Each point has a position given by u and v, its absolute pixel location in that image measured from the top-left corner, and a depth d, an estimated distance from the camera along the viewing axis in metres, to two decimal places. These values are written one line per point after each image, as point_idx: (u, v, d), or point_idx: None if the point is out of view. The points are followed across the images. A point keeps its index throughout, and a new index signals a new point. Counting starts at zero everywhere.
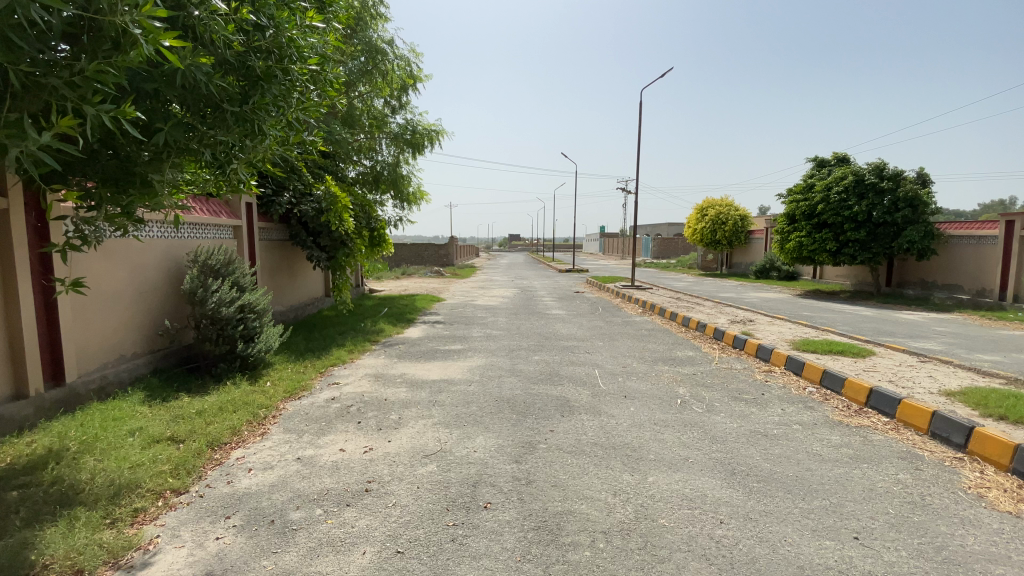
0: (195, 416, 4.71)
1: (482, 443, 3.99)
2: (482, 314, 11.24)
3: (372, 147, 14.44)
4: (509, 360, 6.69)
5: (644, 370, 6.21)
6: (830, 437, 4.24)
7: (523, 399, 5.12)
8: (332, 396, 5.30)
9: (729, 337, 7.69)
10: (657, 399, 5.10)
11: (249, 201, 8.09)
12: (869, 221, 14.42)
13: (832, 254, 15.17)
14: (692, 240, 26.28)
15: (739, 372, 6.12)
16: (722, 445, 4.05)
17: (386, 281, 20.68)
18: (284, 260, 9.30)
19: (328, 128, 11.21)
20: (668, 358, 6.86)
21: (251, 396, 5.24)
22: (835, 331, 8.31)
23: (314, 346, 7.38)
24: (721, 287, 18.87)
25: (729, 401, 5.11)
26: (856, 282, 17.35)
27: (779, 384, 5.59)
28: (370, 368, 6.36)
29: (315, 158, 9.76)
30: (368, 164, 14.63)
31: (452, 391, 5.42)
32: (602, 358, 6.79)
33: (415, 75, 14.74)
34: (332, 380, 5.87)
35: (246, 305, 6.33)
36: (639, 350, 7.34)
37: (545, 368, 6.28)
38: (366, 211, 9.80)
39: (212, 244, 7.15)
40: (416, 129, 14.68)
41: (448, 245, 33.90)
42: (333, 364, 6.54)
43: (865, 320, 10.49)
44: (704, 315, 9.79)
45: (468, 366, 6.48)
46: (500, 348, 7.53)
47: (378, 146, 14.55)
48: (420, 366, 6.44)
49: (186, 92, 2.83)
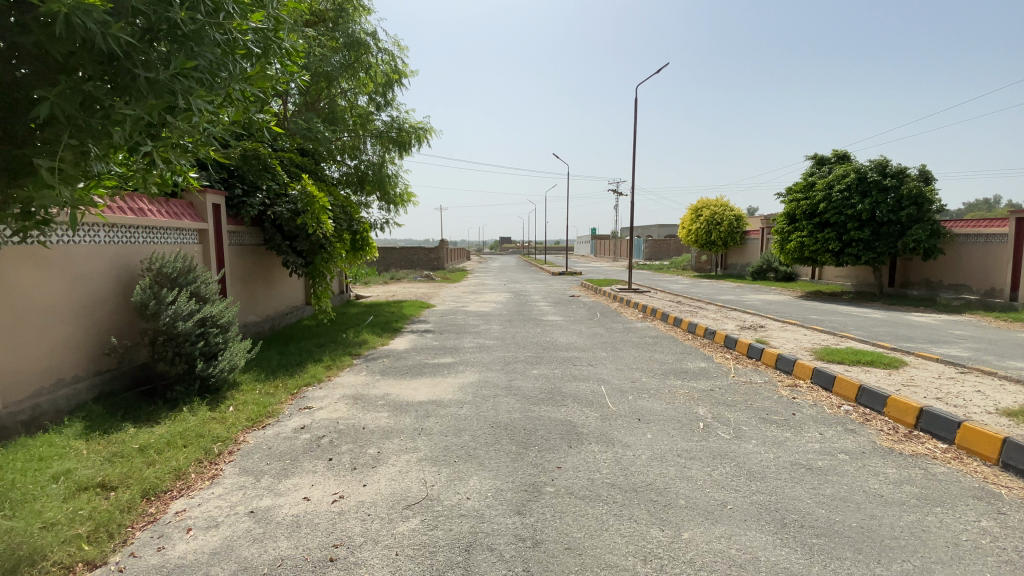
0: (136, 454, 3.99)
1: (476, 487, 3.31)
2: (474, 321, 10.54)
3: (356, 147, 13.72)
4: (505, 376, 6.01)
5: (655, 386, 5.56)
6: (886, 471, 3.61)
7: (522, 424, 4.44)
8: (302, 424, 4.59)
9: (742, 346, 7.07)
10: (676, 422, 4.45)
11: (216, 202, 7.33)
12: (873, 220, 13.93)
13: (835, 255, 14.66)
14: (687, 241, 25.82)
15: (761, 387, 5.50)
16: (762, 482, 3.40)
17: (373, 286, 19.90)
18: (258, 266, 8.57)
19: (306, 124, 10.48)
20: (680, 370, 6.22)
21: (206, 428, 4.52)
22: (855, 338, 7.72)
23: (288, 363, 6.65)
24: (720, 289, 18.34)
25: (759, 424, 4.47)
26: (857, 282, 16.91)
27: (810, 402, 4.98)
28: (349, 389, 5.65)
29: (291, 156, 9.02)
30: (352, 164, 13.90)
31: (440, 415, 4.72)
32: (607, 372, 6.14)
33: (400, 70, 14.10)
34: (303, 404, 5.16)
35: (207, 319, 5.58)
36: (647, 361, 6.69)
37: (546, 385, 5.61)
38: (348, 212, 9.09)
39: (171, 249, 6.39)
40: (402, 127, 14.00)
41: (438, 248, 33.17)
42: (306, 385, 5.83)
43: (878, 324, 9.96)
44: (710, 320, 9.19)
45: (459, 383, 5.80)
46: (494, 361, 6.85)
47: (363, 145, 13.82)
48: (405, 385, 5.74)
49: (82, 50, 2.24)
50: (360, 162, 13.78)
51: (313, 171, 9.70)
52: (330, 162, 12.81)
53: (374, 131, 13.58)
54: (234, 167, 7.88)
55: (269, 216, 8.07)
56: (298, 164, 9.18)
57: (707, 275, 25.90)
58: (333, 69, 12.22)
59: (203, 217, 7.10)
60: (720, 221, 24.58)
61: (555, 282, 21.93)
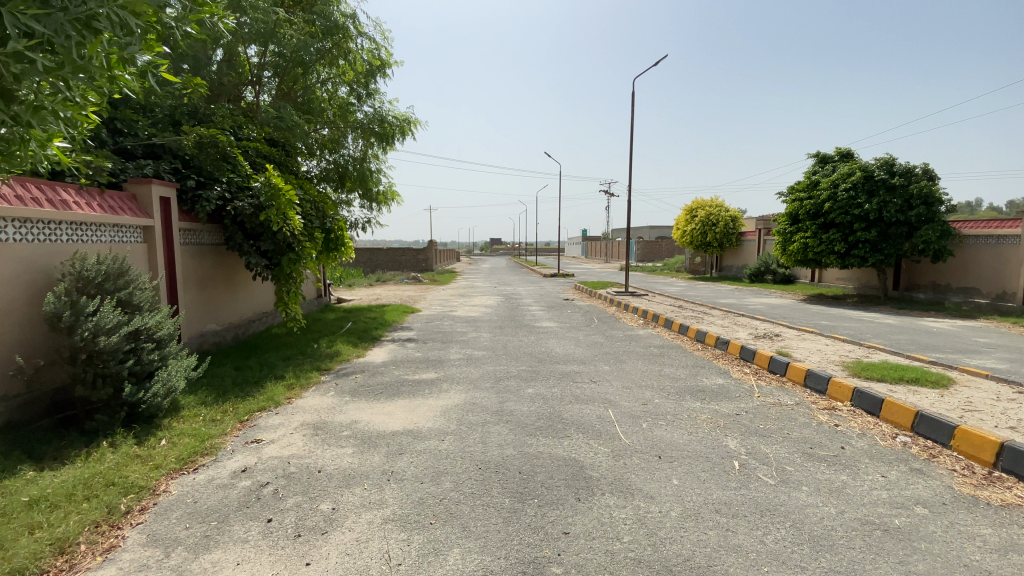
0: (21, 510, 3.07)
1: (455, 569, 2.46)
2: (461, 328, 9.67)
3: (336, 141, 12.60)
4: (495, 397, 5.17)
5: (672, 410, 4.75)
6: (980, 533, 2.83)
7: (516, 465, 3.60)
8: (241, 467, 3.70)
9: (762, 359, 6.30)
10: (705, 462, 3.64)
11: (163, 194, 6.43)
12: (880, 220, 13.26)
13: (840, 257, 13.97)
14: (682, 242, 25.19)
15: (795, 412, 4.72)
16: (833, 554, 2.59)
17: (358, 289, 18.95)
18: (219, 268, 7.71)
19: (277, 113, 9.58)
20: (696, 389, 5.43)
21: (123, 472, 3.63)
22: (882, 348, 6.97)
23: (243, 382, 5.74)
24: (718, 292, 17.66)
25: (805, 463, 3.68)
26: (860, 285, 16.31)
27: (857, 432, 4.22)
28: (308, 416, 4.75)
29: (257, 146, 8.13)
30: (330, 159, 12.85)
31: (417, 452, 3.86)
32: (614, 391, 5.33)
33: (383, 59, 13.23)
34: (250, 437, 4.27)
35: (139, 332, 4.69)
36: (657, 378, 5.89)
37: (544, 409, 4.77)
38: (321, 209, 8.18)
39: (105, 249, 5.47)
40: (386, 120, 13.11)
41: (427, 249, 32.27)
42: (259, 410, 4.93)
43: (897, 331, 9.25)
44: (718, 327, 8.42)
45: (441, 406, 4.94)
46: (484, 377, 6.00)
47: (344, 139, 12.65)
48: (377, 410, 4.86)
49: None
50: (340, 157, 12.82)
51: (285, 165, 8.80)
52: (306, 156, 11.88)
53: (355, 124, 12.63)
54: (189, 156, 7.00)
55: (228, 213, 7.20)
56: (266, 156, 8.28)
57: (702, 277, 25.23)
58: (310, 55, 11.33)
59: (149, 213, 6.20)
60: (716, 221, 23.91)
61: (548, 284, 21.14)
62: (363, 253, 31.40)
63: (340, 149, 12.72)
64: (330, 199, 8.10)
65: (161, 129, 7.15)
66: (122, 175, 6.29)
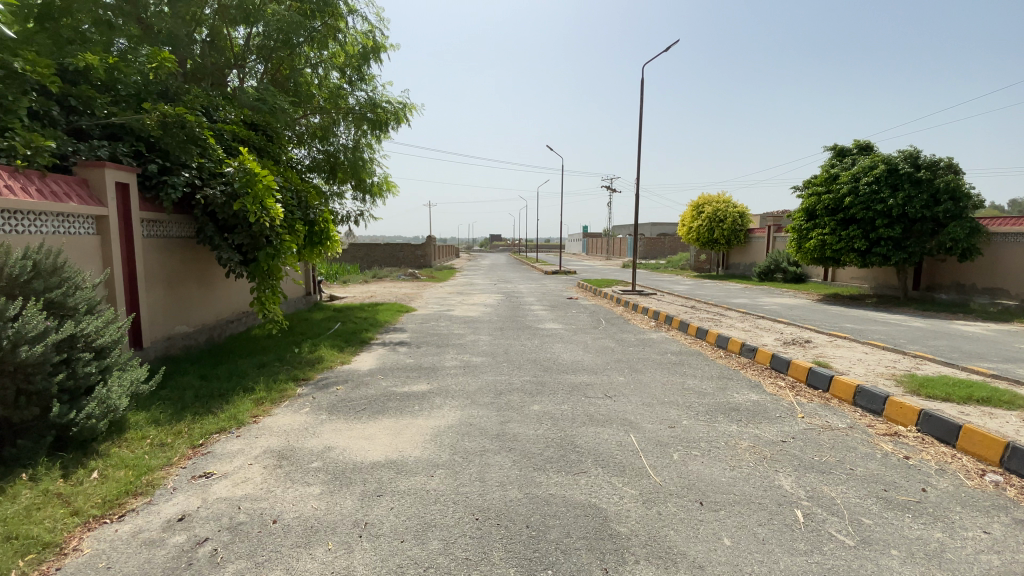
0: None
1: None
2: (458, 330, 8.93)
3: (328, 131, 11.78)
4: (495, 416, 4.43)
5: (706, 436, 4.02)
6: None
7: (522, 514, 2.86)
8: (177, 515, 2.94)
9: (797, 370, 5.57)
10: (760, 512, 2.90)
11: (120, 179, 5.68)
12: (904, 216, 12.49)
13: (859, 255, 13.20)
14: (687, 239, 24.42)
15: (852, 439, 3.98)
16: None
17: (351, 286, 18.19)
18: (189, 263, 7.00)
19: (259, 95, 8.80)
20: (729, 407, 4.69)
21: (30, 515, 2.87)
22: (929, 357, 6.23)
23: (205, 397, 5.00)
24: (728, 291, 16.92)
25: (885, 515, 2.94)
26: (876, 285, 15.59)
27: (936, 471, 3.49)
28: (274, 441, 4.01)
29: (233, 129, 7.34)
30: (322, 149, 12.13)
31: (399, 494, 3.13)
32: (633, 409, 4.59)
33: (378, 43, 12.46)
34: (200, 470, 3.54)
35: (74, 339, 3.93)
36: (682, 392, 5.15)
37: (553, 433, 4.03)
38: (304, 199, 7.39)
39: (47, 241, 4.71)
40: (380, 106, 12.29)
41: (426, 245, 31.47)
42: (218, 432, 4.19)
43: (932, 336, 8.52)
44: (740, 331, 7.68)
45: (432, 428, 4.21)
46: (482, 389, 5.27)
47: (336, 127, 11.83)
48: (356, 433, 4.12)
49: None
50: (331, 146, 12.08)
51: (266, 152, 8.01)
52: (294, 144, 11.08)
53: (348, 109, 11.70)
54: (153, 137, 6.22)
55: (198, 201, 6.44)
56: (244, 140, 7.49)
57: (708, 275, 24.49)
58: (298, 36, 10.57)
59: (102, 200, 5.46)
60: (723, 218, 23.11)
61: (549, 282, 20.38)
62: (360, 248, 30.61)
63: (332, 137, 11.89)
64: (314, 188, 7.35)
65: (123, 108, 6.40)
66: (73, 157, 5.53)
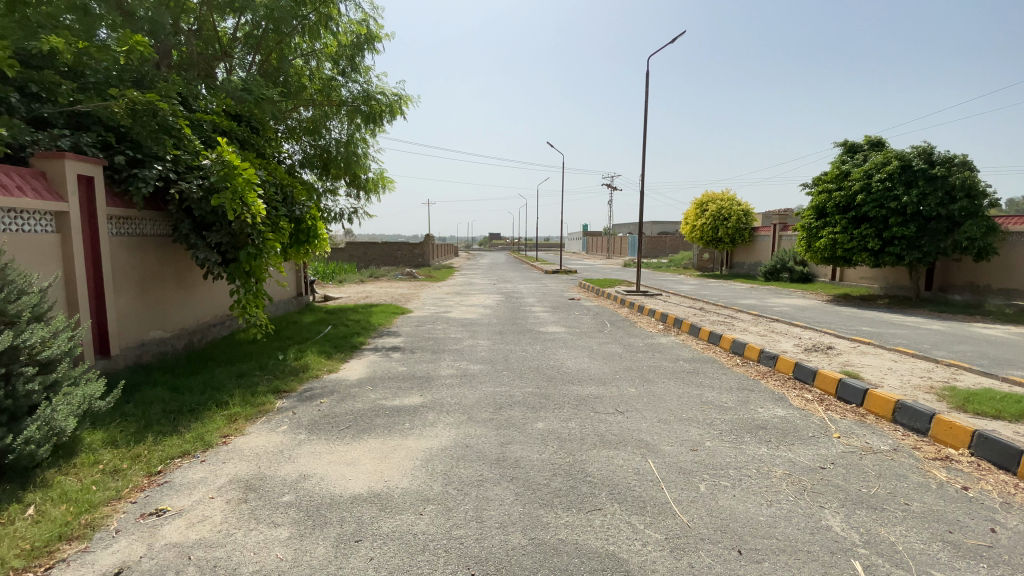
0: None
1: None
2: (455, 333, 8.44)
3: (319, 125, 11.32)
4: (494, 436, 3.95)
5: (734, 462, 3.54)
6: None
7: (526, 568, 2.37)
8: (114, 568, 2.48)
9: (825, 381, 5.10)
10: (810, 564, 2.42)
11: (83, 173, 5.19)
12: (919, 214, 12.01)
13: (872, 254, 12.72)
14: (690, 238, 23.95)
15: (899, 465, 3.51)
16: None
17: (347, 287, 17.68)
18: (165, 264, 6.52)
19: (244, 85, 8.30)
20: (754, 425, 4.21)
21: None
22: (964, 365, 5.75)
23: (172, 413, 4.52)
24: (734, 292, 16.44)
25: (959, 565, 2.47)
26: (887, 285, 15.12)
27: (1004, 505, 3.01)
28: (242, 468, 3.53)
29: (212, 120, 6.84)
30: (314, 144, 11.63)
31: (380, 539, 2.65)
32: (649, 428, 4.11)
33: (372, 32, 11.94)
34: (151, 507, 3.08)
35: (14, 353, 3.46)
36: (700, 407, 4.68)
37: (561, 458, 3.55)
38: (290, 194, 6.88)
39: None
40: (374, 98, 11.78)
41: (424, 244, 30.95)
42: (180, 456, 3.73)
43: (957, 341, 8.04)
44: (755, 336, 7.21)
45: (423, 451, 3.73)
46: (480, 403, 4.78)
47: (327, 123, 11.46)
48: (337, 458, 3.63)
49: None
50: (323, 140, 11.58)
51: (249, 145, 7.50)
52: (283, 138, 10.55)
53: (341, 101, 11.16)
54: (122, 127, 5.74)
55: (172, 196, 5.95)
56: (223, 131, 6.99)
57: (712, 275, 24.02)
58: (288, 25, 10.07)
59: (62, 196, 4.98)
60: (728, 216, 22.63)
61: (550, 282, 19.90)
62: (357, 248, 30.14)
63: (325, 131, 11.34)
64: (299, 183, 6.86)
65: (91, 95, 5.91)
66: (31, 147, 5.05)
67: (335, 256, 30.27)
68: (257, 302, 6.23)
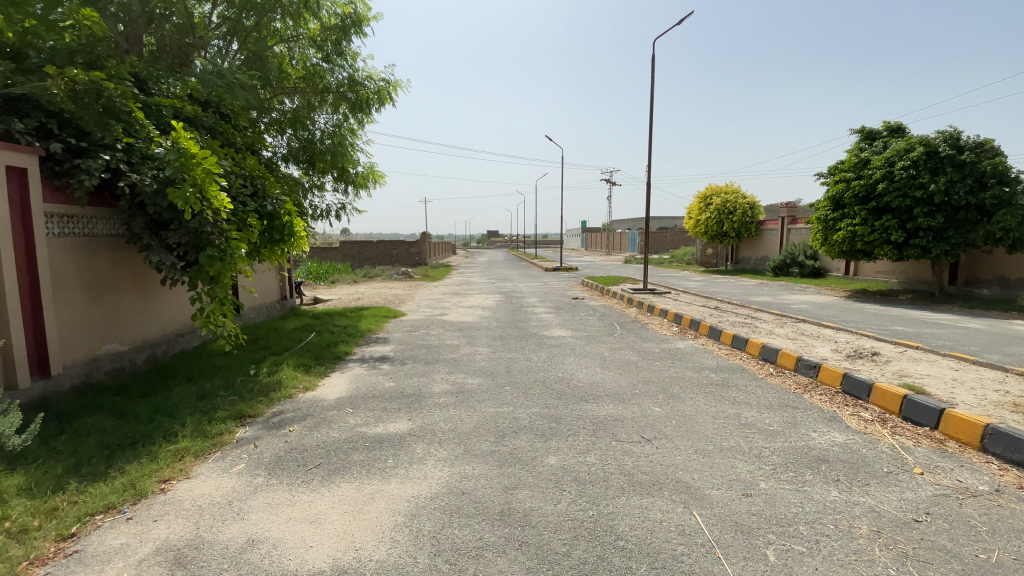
0: None
1: None
2: (450, 339, 7.69)
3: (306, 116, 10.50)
4: (498, 477, 3.19)
5: (803, 515, 2.79)
6: None
7: None
8: None
9: (884, 397, 4.40)
10: None
11: (11, 162, 4.37)
12: (945, 203, 11.28)
13: (895, 247, 11.96)
14: (694, 232, 23.18)
15: (1012, 517, 2.78)
16: None
17: (338, 288, 16.88)
18: (118, 269, 5.72)
19: (216, 69, 7.49)
20: (814, 458, 3.45)
21: None
22: None
23: (110, 447, 3.73)
24: (744, 288, 15.69)
25: None
26: (906, 280, 14.42)
27: None
28: (175, 531, 2.76)
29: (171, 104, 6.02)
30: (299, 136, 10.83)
31: None
32: (686, 464, 3.36)
33: (359, 16, 11.13)
34: None
35: None
36: (741, 433, 3.92)
37: (583, 511, 2.79)
38: (260, 187, 6.07)
39: None
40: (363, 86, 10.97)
41: (420, 242, 30.15)
42: (103, 512, 2.95)
43: (1003, 342, 7.32)
44: (786, 341, 6.46)
45: (409, 501, 2.97)
46: (479, 430, 4.02)
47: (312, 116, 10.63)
48: (299, 514, 2.87)
49: None
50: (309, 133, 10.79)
51: (218, 135, 6.69)
52: (264, 130, 9.75)
53: (325, 89, 10.35)
54: (63, 110, 4.92)
55: (123, 190, 5.13)
56: (186, 117, 6.19)
57: (717, 270, 23.29)
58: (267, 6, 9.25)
59: None
60: (733, 210, 21.85)
61: (551, 280, 19.10)
62: (351, 246, 29.30)
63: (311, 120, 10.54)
64: (271, 175, 6.07)
65: (26, 73, 5.07)
66: None
67: (328, 255, 29.42)
68: (224, 310, 5.46)
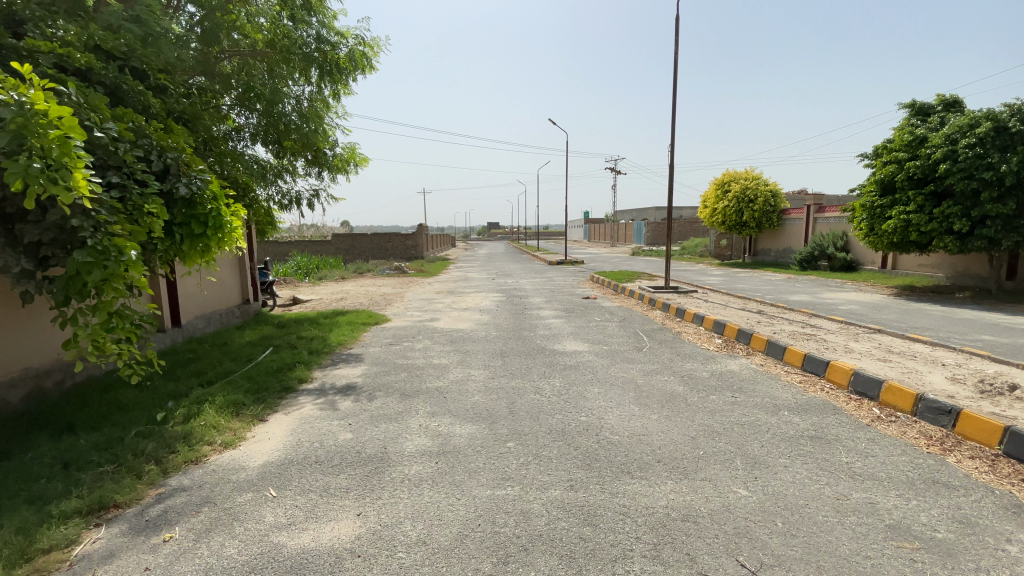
0: None
1: None
2: (439, 356, 6.13)
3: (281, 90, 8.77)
4: None
5: None
6: None
7: None
8: None
9: None
10: None
11: None
12: (1016, 185, 9.65)
13: (957, 237, 10.33)
14: (709, 222, 21.54)
15: None
16: None
17: (324, 285, 15.32)
18: None
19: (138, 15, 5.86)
20: None
21: None
22: None
23: None
24: (773, 284, 14.09)
25: None
26: (956, 274, 12.83)
27: None
28: None
29: (50, 50, 4.46)
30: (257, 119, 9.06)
31: None
32: None
33: None
34: None
35: None
36: (899, 554, 2.38)
37: None
38: (173, 164, 4.46)
39: None
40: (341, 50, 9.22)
41: (417, 235, 28.60)
42: None
43: None
44: (879, 364, 4.87)
45: None
46: (468, 541, 2.48)
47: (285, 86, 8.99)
48: None
49: None
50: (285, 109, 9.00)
51: (128, 99, 5.13)
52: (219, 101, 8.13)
53: (290, 51, 8.60)
54: None
55: None
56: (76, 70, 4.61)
57: (735, 263, 21.70)
58: None
59: None
60: (753, 198, 20.16)
61: (557, 275, 17.49)
62: (344, 239, 27.69)
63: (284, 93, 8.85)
64: (186, 153, 4.55)
65: None
66: None
67: (320, 249, 27.77)
68: (122, 333, 3.94)
